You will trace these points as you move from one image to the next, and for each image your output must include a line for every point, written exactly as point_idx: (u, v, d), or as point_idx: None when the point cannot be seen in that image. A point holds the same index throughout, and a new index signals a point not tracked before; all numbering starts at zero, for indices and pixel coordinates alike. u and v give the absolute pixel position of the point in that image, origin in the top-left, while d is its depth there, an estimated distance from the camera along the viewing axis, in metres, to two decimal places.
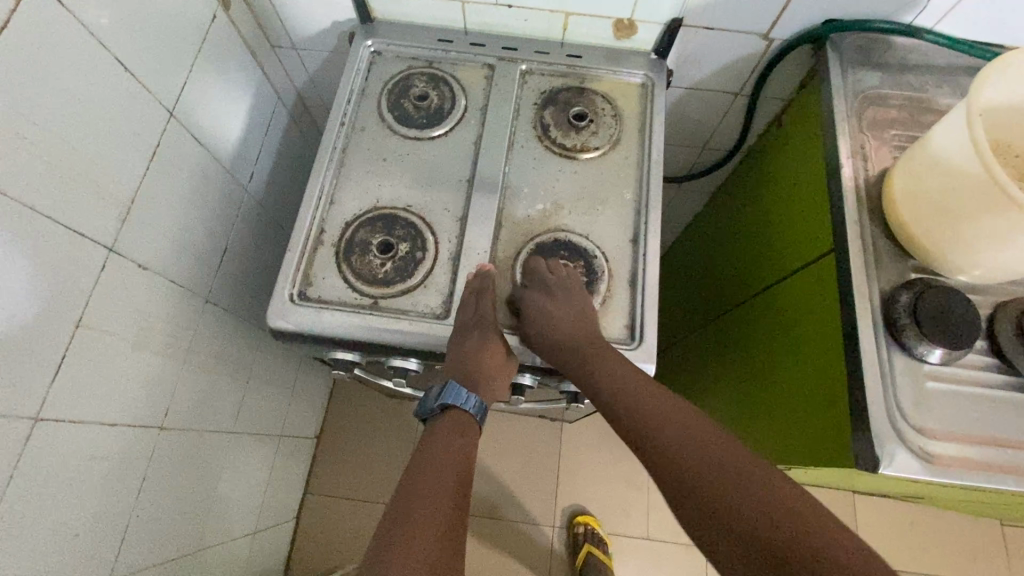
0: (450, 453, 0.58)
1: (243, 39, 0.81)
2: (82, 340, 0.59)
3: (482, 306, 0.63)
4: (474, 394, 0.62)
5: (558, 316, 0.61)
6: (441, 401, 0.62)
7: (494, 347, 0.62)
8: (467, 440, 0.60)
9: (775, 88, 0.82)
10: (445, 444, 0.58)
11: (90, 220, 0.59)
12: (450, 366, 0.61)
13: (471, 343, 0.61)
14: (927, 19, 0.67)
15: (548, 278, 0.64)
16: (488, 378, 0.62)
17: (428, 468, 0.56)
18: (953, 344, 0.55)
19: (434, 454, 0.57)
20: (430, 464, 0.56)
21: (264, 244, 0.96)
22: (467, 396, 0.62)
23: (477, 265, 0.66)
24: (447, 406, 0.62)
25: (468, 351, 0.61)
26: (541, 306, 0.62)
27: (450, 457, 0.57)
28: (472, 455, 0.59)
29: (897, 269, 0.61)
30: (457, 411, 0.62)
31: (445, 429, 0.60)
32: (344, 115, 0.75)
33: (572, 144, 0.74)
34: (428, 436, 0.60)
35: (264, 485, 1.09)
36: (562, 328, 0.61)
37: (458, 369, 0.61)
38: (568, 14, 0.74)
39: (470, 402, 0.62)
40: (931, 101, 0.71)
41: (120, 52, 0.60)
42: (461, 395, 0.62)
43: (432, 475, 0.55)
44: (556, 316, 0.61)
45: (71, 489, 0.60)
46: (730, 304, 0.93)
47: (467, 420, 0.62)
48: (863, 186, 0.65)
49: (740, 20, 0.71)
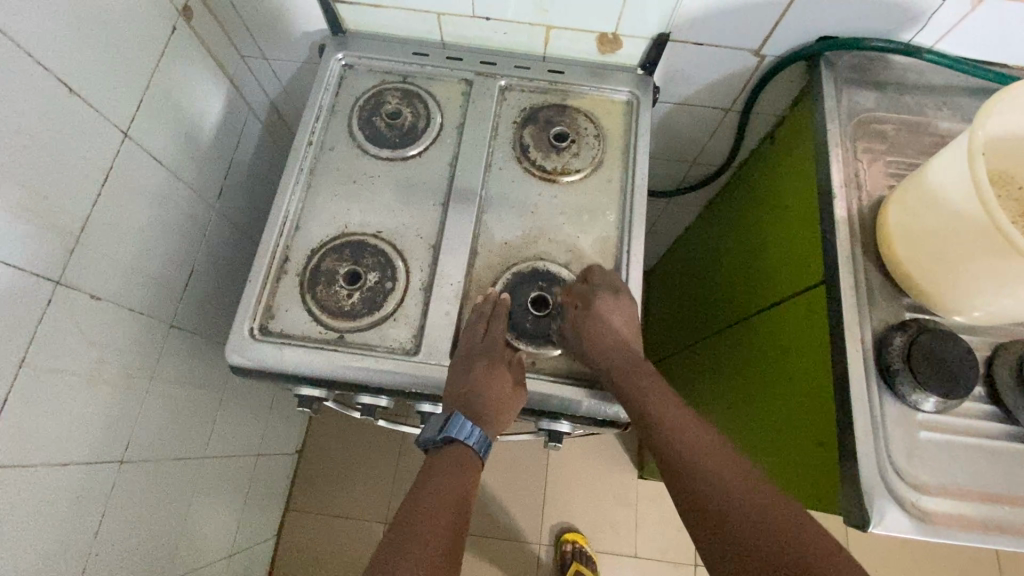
0: (448, 495, 0.51)
1: (209, 50, 0.76)
2: (27, 381, 0.56)
3: (492, 331, 0.60)
4: (479, 426, 0.56)
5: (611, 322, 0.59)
6: (444, 433, 0.55)
7: (505, 375, 0.58)
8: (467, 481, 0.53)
9: (768, 105, 0.79)
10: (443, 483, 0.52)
11: (34, 252, 0.55)
12: (452, 396, 0.57)
13: (479, 370, 0.57)
14: (925, 38, 0.64)
15: (613, 282, 0.62)
16: (496, 411, 0.56)
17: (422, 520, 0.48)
18: (950, 393, 0.52)
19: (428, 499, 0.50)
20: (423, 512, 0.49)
21: (235, 263, 0.92)
22: (471, 429, 0.55)
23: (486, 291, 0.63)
24: (449, 439, 0.55)
25: (475, 380, 0.56)
26: (604, 311, 0.59)
27: (448, 500, 0.50)
28: (472, 497, 0.53)
29: (891, 307, 0.58)
30: (460, 448, 0.55)
31: (446, 468, 0.54)
32: (312, 134, 0.71)
33: (552, 166, 0.70)
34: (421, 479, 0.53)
35: (239, 506, 1.06)
36: (611, 335, 0.58)
37: (463, 398, 0.56)
38: (549, 28, 0.70)
39: (474, 436, 0.55)
40: (930, 124, 0.67)
41: (65, 72, 0.55)
42: (465, 429, 0.55)
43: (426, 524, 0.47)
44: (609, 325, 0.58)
45: (22, 536, 0.57)
46: (718, 327, 0.90)
47: (471, 458, 0.55)
48: (857, 215, 0.62)
49: (730, 34, 0.68)
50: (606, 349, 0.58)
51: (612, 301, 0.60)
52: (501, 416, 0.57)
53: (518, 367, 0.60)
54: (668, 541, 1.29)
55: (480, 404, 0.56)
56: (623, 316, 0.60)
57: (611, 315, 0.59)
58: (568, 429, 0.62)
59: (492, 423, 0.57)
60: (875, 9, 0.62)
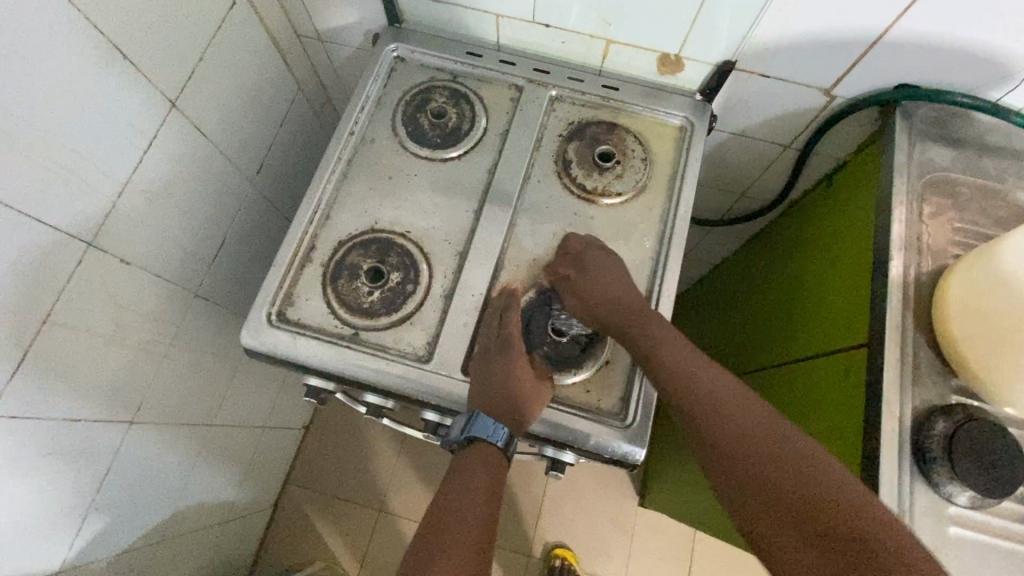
0: (473, 503, 0.51)
1: (266, 26, 0.76)
2: (50, 338, 0.57)
3: (505, 324, 0.59)
4: (504, 425, 0.55)
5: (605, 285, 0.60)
6: (466, 433, 0.55)
7: (524, 368, 0.57)
8: (491, 480, 0.54)
9: (831, 147, 0.74)
10: (466, 489, 0.52)
11: (70, 213, 0.55)
12: (475, 393, 0.56)
13: (497, 363, 0.57)
14: (1017, 98, 0.60)
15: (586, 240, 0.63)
16: (523, 407, 0.56)
17: (448, 535, 0.48)
18: (990, 492, 0.48)
19: (453, 510, 0.50)
20: (449, 526, 0.49)
21: (266, 238, 0.93)
22: (494, 427, 0.55)
23: (504, 285, 0.63)
24: (473, 438, 0.55)
25: (493, 373, 0.56)
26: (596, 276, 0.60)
27: (475, 499, 0.51)
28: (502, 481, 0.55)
29: (938, 387, 0.54)
30: (484, 446, 0.55)
31: (469, 473, 0.53)
32: (356, 124, 0.70)
33: (593, 185, 0.68)
34: (442, 488, 0.53)
35: (242, 474, 1.08)
36: (604, 294, 0.59)
37: (482, 394, 0.56)
38: (609, 42, 0.68)
39: (497, 435, 0.55)
40: (1007, 193, 0.62)
41: (121, 40, 0.56)
42: (489, 427, 0.55)
43: (455, 539, 0.48)
44: (605, 284, 0.60)
45: (29, 484, 0.59)
46: (744, 369, 0.86)
47: (497, 457, 0.55)
48: (913, 281, 0.57)
49: (803, 67, 0.64)
50: (614, 313, 0.59)
51: (599, 256, 0.62)
52: (527, 412, 0.56)
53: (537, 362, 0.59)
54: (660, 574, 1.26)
55: (503, 399, 0.55)
56: (613, 276, 0.61)
57: (604, 270, 0.61)
58: (572, 459, 0.61)
59: (518, 418, 0.56)
60: (965, 61, 0.58)
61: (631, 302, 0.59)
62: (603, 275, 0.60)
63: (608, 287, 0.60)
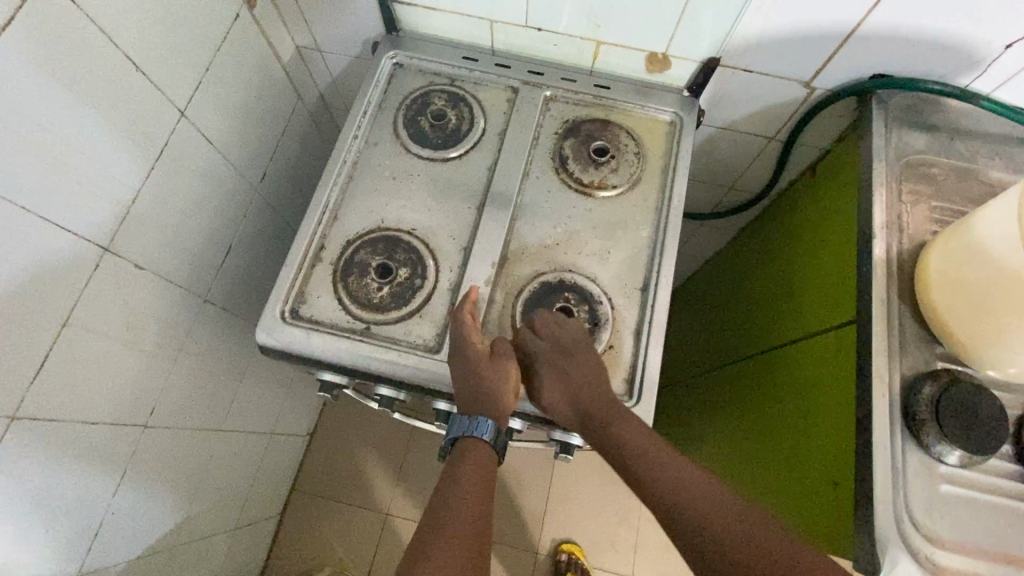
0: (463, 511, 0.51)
1: (267, 38, 0.79)
2: (69, 340, 0.58)
3: (459, 328, 0.59)
4: (485, 417, 0.56)
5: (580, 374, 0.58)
6: (448, 437, 0.57)
7: (480, 366, 0.57)
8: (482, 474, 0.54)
9: (813, 137, 0.78)
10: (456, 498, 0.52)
11: (87, 220, 0.57)
12: (456, 393, 0.58)
13: (459, 369, 0.58)
14: (983, 84, 0.64)
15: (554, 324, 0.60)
16: (498, 396, 0.57)
17: (440, 541, 0.48)
18: (976, 450, 0.51)
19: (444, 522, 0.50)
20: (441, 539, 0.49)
21: (270, 245, 0.95)
22: (476, 424, 0.56)
23: (469, 287, 0.63)
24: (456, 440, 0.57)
25: (457, 381, 0.58)
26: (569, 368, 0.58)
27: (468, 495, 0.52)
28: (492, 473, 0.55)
29: (923, 355, 0.57)
30: (470, 440, 0.56)
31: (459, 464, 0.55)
32: (359, 128, 0.73)
33: (589, 179, 0.71)
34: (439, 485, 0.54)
35: (249, 481, 1.09)
36: (573, 386, 0.58)
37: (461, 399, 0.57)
38: (600, 43, 0.71)
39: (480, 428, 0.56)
40: (980, 172, 0.66)
41: (134, 52, 0.58)
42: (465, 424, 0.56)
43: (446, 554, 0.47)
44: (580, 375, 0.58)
45: (47, 485, 0.60)
46: (740, 355, 0.89)
47: (487, 451, 0.56)
48: (895, 257, 0.61)
49: (782, 62, 0.67)
50: (591, 403, 0.56)
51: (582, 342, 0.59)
52: (501, 398, 0.57)
53: (499, 349, 0.59)
54: (668, 565, 1.27)
55: (470, 400, 0.56)
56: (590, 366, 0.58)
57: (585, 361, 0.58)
58: (579, 442, 0.63)
59: (497, 407, 0.57)
60: (933, 51, 0.62)
61: (607, 392, 0.57)
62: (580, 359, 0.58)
63: (587, 371, 0.58)
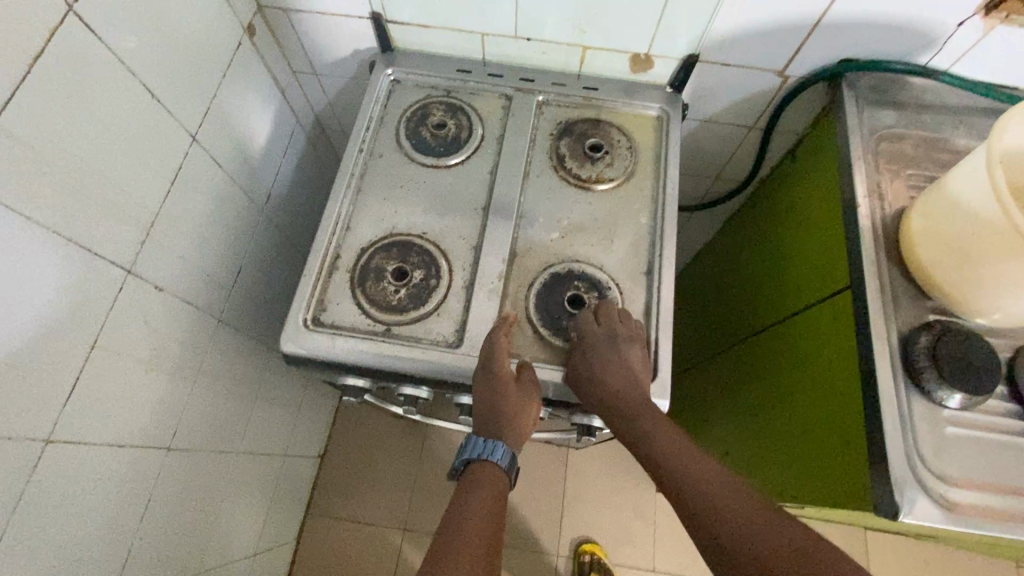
0: (477, 529, 0.51)
1: (267, 65, 0.82)
2: (96, 362, 0.59)
3: (493, 344, 0.62)
4: (503, 443, 0.58)
5: (611, 370, 0.59)
6: (460, 458, 0.59)
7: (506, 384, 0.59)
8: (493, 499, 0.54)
9: (790, 123, 0.83)
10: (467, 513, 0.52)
11: (111, 242, 0.59)
12: (473, 415, 0.59)
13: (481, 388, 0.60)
14: (942, 61, 0.69)
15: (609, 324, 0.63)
16: (519, 423, 0.58)
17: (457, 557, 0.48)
18: (974, 390, 0.54)
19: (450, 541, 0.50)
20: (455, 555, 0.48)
21: (277, 266, 0.97)
22: (493, 448, 0.57)
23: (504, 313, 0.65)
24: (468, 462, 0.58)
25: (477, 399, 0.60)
26: (607, 361, 0.60)
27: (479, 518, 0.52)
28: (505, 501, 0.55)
29: (915, 309, 0.61)
30: (484, 463, 0.57)
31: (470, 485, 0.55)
32: (363, 142, 0.76)
33: (587, 175, 0.74)
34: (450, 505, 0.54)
35: (266, 506, 1.08)
36: (610, 381, 0.59)
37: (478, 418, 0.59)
38: (586, 48, 0.75)
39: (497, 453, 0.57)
40: (947, 141, 0.71)
41: (149, 80, 0.61)
42: (484, 447, 0.58)
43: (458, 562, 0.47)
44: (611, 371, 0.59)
45: (80, 510, 0.60)
46: (741, 337, 0.93)
47: (498, 473, 0.57)
48: (879, 223, 0.65)
49: (757, 54, 0.72)
50: (620, 391, 0.58)
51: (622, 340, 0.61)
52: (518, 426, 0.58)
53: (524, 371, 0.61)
54: (688, 556, 1.28)
55: (487, 419, 0.58)
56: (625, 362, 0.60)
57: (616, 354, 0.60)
58: (601, 424, 0.65)
59: (513, 432, 0.58)
60: (894, 33, 0.67)
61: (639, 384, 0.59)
62: (623, 355, 0.60)
63: (614, 367, 0.59)
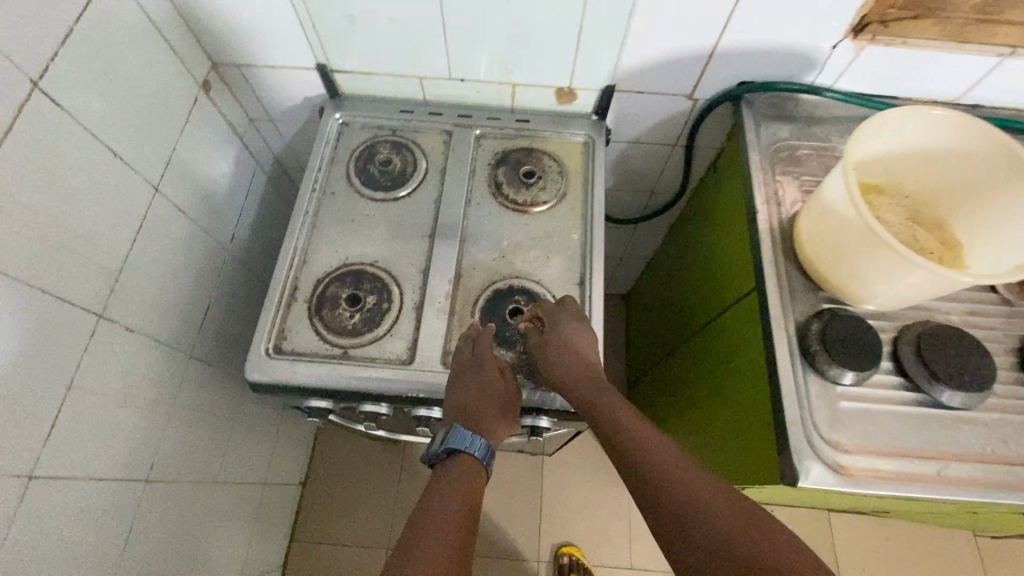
0: (449, 512, 0.54)
1: (224, 115, 0.89)
2: (72, 402, 0.64)
3: (478, 347, 0.68)
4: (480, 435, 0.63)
5: (567, 358, 0.65)
6: (444, 446, 0.62)
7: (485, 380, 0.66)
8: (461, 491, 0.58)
9: (706, 139, 0.92)
10: (438, 508, 0.55)
11: (82, 290, 0.64)
12: (455, 409, 0.64)
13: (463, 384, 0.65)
14: (825, 79, 0.79)
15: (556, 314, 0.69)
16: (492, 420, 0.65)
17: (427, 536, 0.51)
18: (860, 367, 0.62)
19: (424, 535, 0.51)
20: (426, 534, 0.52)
21: (245, 300, 1.02)
22: (472, 440, 0.62)
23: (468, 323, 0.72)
24: (452, 451, 0.62)
25: (457, 394, 0.65)
26: (563, 349, 0.65)
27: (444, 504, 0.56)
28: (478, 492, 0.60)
29: (810, 300, 0.69)
30: (464, 456, 0.62)
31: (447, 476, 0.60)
32: (316, 182, 0.83)
33: (523, 198, 0.82)
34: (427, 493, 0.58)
35: (248, 533, 1.11)
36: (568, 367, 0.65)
37: (460, 412, 0.64)
38: (515, 85, 0.84)
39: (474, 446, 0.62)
40: (836, 148, 0.80)
41: (112, 141, 0.67)
42: (467, 438, 0.62)
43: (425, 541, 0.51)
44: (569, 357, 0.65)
45: (63, 542, 0.64)
46: (682, 335, 1.00)
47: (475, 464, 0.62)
48: (778, 226, 0.73)
49: (665, 82, 0.81)
50: (576, 374, 0.64)
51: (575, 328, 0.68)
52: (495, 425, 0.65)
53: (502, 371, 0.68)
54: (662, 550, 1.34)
55: (468, 413, 0.63)
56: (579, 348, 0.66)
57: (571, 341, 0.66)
58: (546, 424, 0.71)
59: (489, 425, 0.64)
60: (779, 59, 0.76)
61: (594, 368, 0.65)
62: (576, 341, 0.66)
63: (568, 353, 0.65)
